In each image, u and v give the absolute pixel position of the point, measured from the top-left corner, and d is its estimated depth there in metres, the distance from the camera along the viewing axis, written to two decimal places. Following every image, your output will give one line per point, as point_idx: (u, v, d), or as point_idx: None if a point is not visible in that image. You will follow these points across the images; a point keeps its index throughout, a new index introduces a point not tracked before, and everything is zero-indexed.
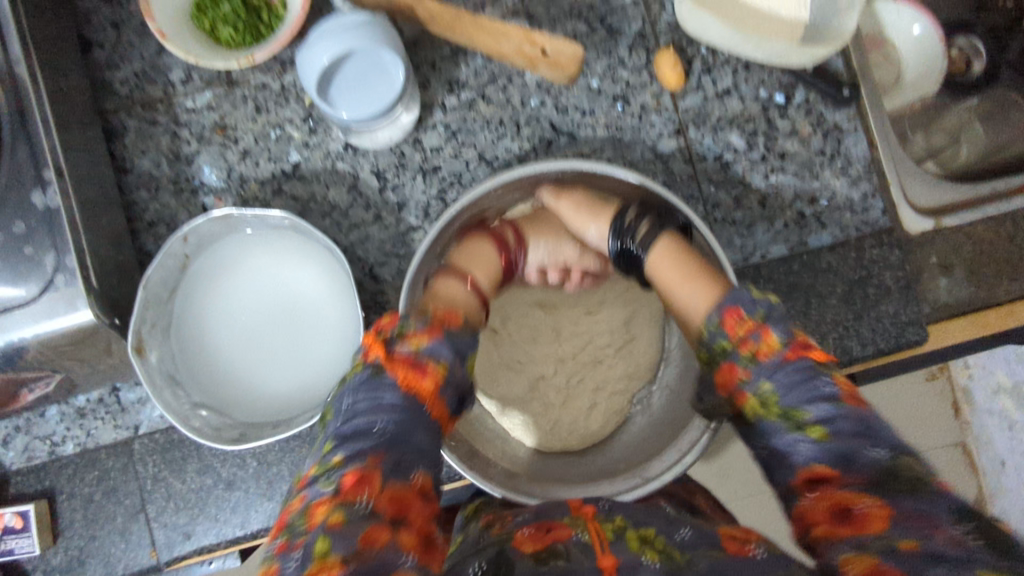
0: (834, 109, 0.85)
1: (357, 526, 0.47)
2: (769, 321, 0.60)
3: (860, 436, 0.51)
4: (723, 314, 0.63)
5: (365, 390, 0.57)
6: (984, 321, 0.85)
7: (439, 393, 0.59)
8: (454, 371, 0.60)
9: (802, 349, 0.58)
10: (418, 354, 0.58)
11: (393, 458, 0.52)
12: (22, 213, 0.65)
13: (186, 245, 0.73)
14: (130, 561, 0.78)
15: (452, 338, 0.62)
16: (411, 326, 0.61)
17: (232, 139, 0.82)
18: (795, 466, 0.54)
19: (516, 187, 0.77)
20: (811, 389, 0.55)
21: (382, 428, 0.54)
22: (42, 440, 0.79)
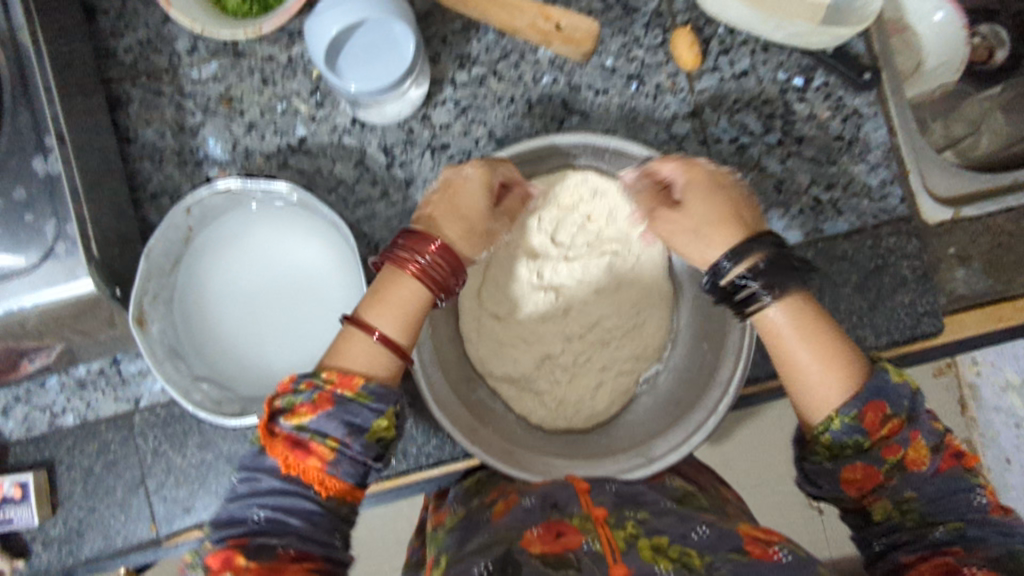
0: (854, 94, 0.83)
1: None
2: (918, 423, 0.57)
3: (998, 531, 0.54)
4: (862, 407, 0.57)
5: (252, 473, 0.55)
6: (999, 315, 0.83)
7: (330, 468, 0.54)
8: (345, 443, 0.55)
9: (950, 459, 0.58)
10: (300, 432, 0.54)
11: (258, 543, 0.52)
12: (24, 180, 0.64)
13: (190, 216, 0.72)
14: (129, 534, 0.78)
15: (341, 404, 0.56)
16: (298, 397, 0.56)
17: (238, 111, 0.80)
18: (925, 551, 0.55)
19: (526, 162, 0.76)
20: (963, 501, 0.56)
21: (255, 517, 0.53)
22: (42, 410, 0.79)
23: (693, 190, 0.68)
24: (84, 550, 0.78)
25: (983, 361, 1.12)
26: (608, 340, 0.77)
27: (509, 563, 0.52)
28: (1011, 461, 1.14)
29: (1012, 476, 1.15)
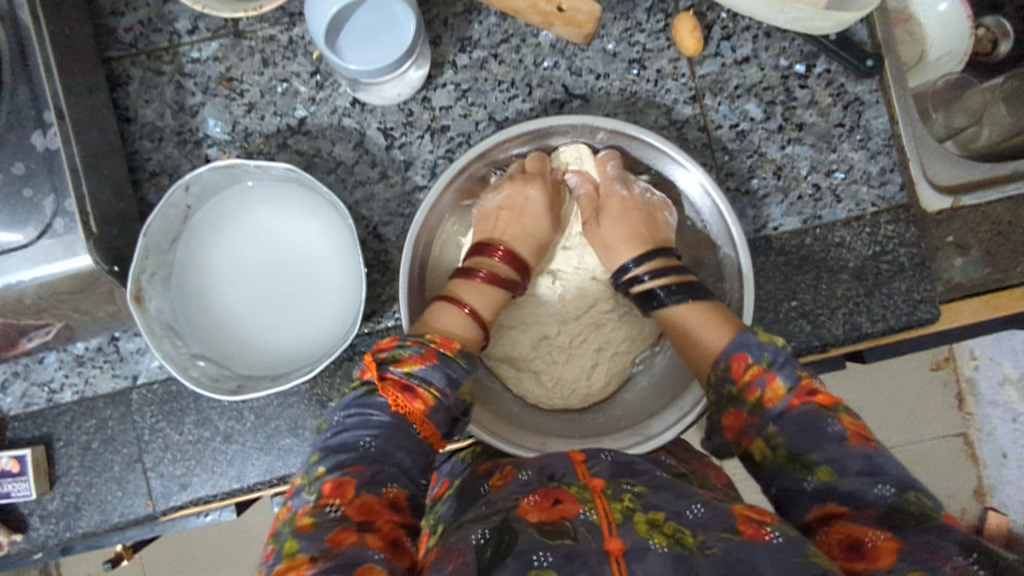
0: (855, 82, 0.83)
1: (328, 527, 0.48)
2: (776, 366, 0.59)
3: (863, 476, 0.51)
4: (730, 359, 0.62)
5: (358, 410, 0.57)
6: (995, 304, 0.83)
7: (429, 415, 0.59)
8: (445, 395, 0.60)
9: (807, 396, 0.57)
10: (410, 378, 0.58)
11: (373, 472, 0.54)
12: (23, 155, 0.64)
13: (188, 194, 0.72)
14: (126, 509, 0.78)
15: (446, 361, 0.61)
16: (404, 350, 0.60)
17: (238, 91, 0.80)
18: (808, 499, 0.54)
19: (526, 142, 0.76)
20: (817, 433, 0.55)
21: (367, 444, 0.55)
22: (41, 386, 0.79)
23: (630, 206, 0.75)
24: (81, 525, 0.78)
25: (981, 355, 1.14)
26: (603, 320, 0.77)
27: (505, 530, 0.51)
28: (1007, 456, 1.13)
29: (1006, 471, 1.14)
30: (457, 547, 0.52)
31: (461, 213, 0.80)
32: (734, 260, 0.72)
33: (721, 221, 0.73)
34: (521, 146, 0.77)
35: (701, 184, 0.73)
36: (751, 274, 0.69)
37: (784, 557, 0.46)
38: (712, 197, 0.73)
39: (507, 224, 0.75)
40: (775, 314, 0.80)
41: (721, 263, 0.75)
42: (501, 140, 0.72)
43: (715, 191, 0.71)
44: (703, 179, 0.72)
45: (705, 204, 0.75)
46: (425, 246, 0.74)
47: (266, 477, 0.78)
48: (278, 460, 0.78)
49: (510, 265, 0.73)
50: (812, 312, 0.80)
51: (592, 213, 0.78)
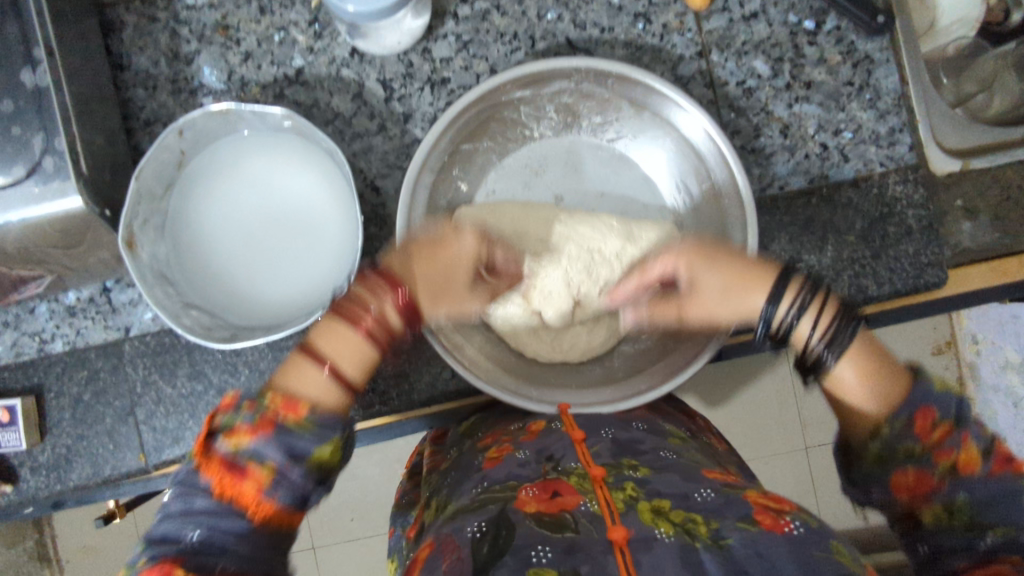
0: (866, 39, 0.81)
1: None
2: (969, 427, 0.52)
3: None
4: (914, 412, 0.54)
5: (180, 494, 0.48)
6: (1004, 270, 0.81)
7: (267, 495, 0.49)
8: (285, 469, 0.49)
9: (1004, 464, 0.51)
10: (236, 455, 0.49)
11: (201, 557, 0.46)
12: (12, 91, 0.63)
13: (182, 139, 0.70)
14: (118, 462, 0.77)
15: (286, 429, 0.50)
16: (239, 417, 0.50)
17: (234, 40, 0.78)
18: (968, 552, 0.49)
19: (528, 85, 0.74)
20: (1013, 509, 0.50)
21: (191, 534, 0.47)
22: (32, 336, 0.78)
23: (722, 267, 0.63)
24: (72, 477, 0.77)
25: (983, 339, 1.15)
26: None
27: (502, 525, 0.50)
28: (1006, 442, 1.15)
29: None
30: (452, 539, 0.50)
31: (460, 158, 0.78)
32: (738, 208, 0.72)
33: (726, 169, 0.72)
34: (524, 92, 0.75)
35: (705, 129, 0.72)
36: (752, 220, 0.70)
37: (805, 550, 0.45)
38: (715, 142, 0.72)
39: (427, 254, 0.64)
40: None
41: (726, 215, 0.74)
42: (497, 85, 0.70)
43: (719, 137, 0.70)
44: (706, 123, 0.71)
45: (708, 149, 0.73)
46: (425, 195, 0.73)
47: None
48: None
49: (398, 312, 0.58)
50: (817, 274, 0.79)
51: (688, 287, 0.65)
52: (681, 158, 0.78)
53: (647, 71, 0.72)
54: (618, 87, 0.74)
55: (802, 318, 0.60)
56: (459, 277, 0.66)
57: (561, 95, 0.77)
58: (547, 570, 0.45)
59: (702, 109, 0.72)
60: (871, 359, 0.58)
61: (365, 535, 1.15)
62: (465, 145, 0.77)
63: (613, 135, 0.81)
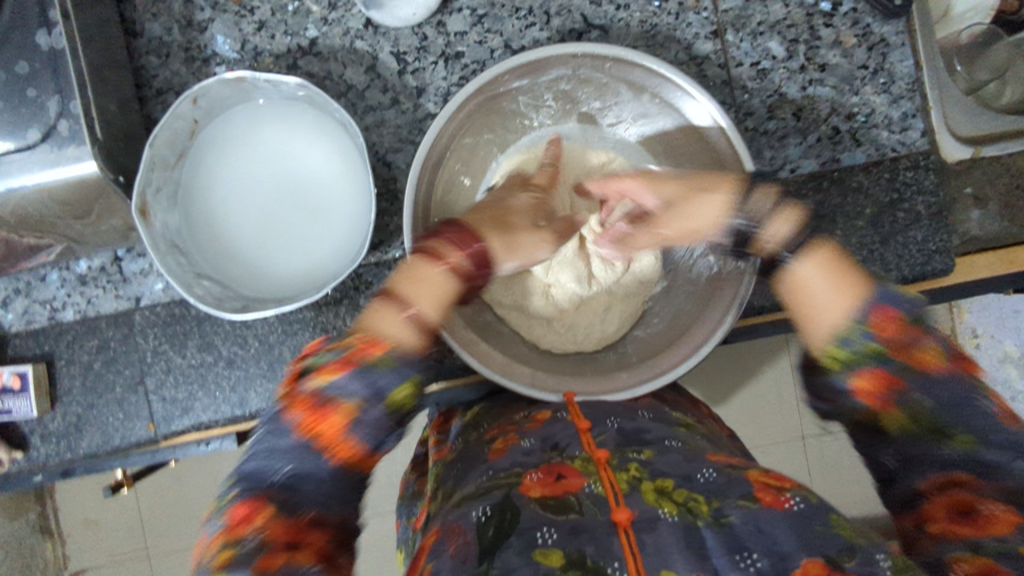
0: (882, 22, 0.80)
1: (245, 560, 0.40)
2: (927, 328, 0.48)
3: (1013, 450, 0.43)
4: (869, 313, 0.48)
5: (269, 424, 0.45)
6: (1010, 258, 0.82)
7: (348, 432, 0.45)
8: (369, 406, 0.45)
9: (965, 366, 0.47)
10: (325, 392, 0.45)
11: (295, 494, 0.44)
12: (28, 54, 0.63)
13: (196, 108, 0.70)
14: (127, 432, 0.78)
15: (369, 366, 0.45)
16: (323, 355, 0.47)
17: (248, 8, 0.78)
18: (925, 465, 0.46)
19: (524, 75, 0.73)
20: (966, 407, 0.45)
21: (280, 471, 0.44)
22: (43, 304, 0.79)
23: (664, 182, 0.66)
24: (82, 445, 0.78)
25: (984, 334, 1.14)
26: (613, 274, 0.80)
27: (507, 509, 0.50)
28: None
29: None
30: (458, 524, 0.50)
31: (462, 152, 0.77)
32: None
33: (730, 152, 0.71)
34: (519, 81, 0.74)
35: (711, 115, 0.71)
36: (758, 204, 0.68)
37: (806, 525, 0.46)
38: (723, 126, 0.70)
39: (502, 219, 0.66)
40: None
41: None
42: (501, 72, 0.69)
43: (726, 121, 0.69)
44: (714, 110, 0.70)
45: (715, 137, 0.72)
46: (428, 188, 0.73)
47: (268, 404, 0.78)
48: None
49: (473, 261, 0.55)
50: None
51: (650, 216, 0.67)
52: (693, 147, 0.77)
53: (649, 56, 0.71)
54: (616, 70, 0.73)
55: (761, 226, 0.56)
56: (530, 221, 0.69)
57: (558, 82, 0.77)
58: (552, 553, 0.46)
59: (712, 97, 0.70)
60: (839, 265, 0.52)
61: None
62: (465, 138, 0.76)
63: (613, 119, 0.82)
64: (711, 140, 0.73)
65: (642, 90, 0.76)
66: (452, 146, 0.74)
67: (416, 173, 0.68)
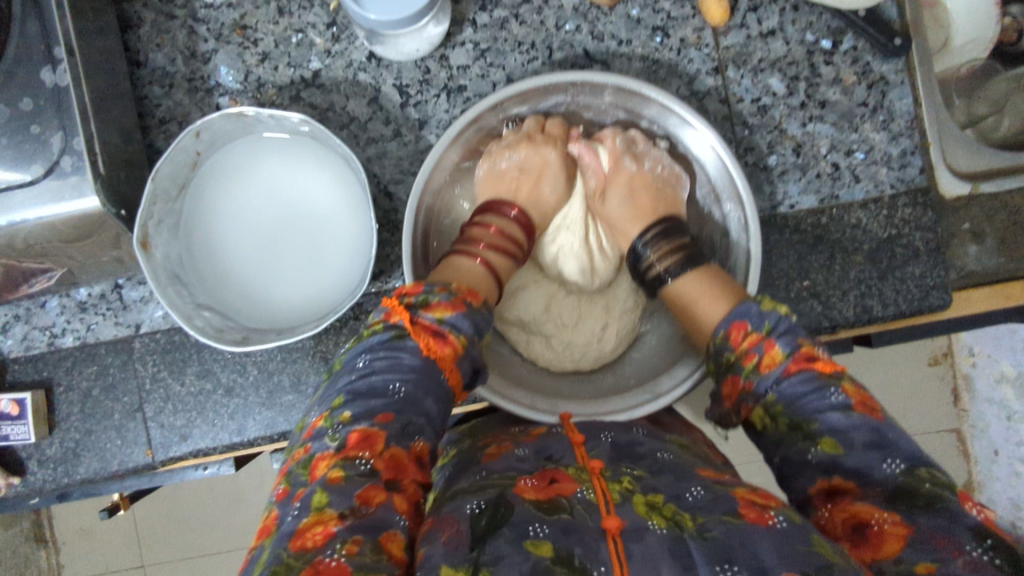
0: (881, 60, 0.81)
1: (358, 480, 0.46)
2: (775, 334, 0.59)
3: (872, 450, 0.50)
4: (729, 327, 0.62)
5: (384, 353, 0.53)
6: (1010, 294, 0.82)
7: (457, 363, 0.56)
8: (470, 345, 0.57)
9: (806, 361, 0.56)
10: (440, 324, 0.56)
11: (403, 421, 0.51)
12: (32, 90, 0.63)
13: (198, 140, 0.70)
14: (125, 458, 0.78)
15: (473, 311, 0.59)
16: (435, 295, 0.58)
17: (252, 40, 0.78)
18: (812, 471, 0.52)
19: (525, 101, 0.75)
20: (818, 401, 0.54)
21: (395, 389, 0.52)
22: (42, 330, 0.79)
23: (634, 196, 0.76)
24: (80, 471, 0.78)
25: (978, 352, 1.17)
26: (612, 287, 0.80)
27: (501, 504, 0.50)
28: (999, 454, 1.16)
29: (999, 467, 1.16)
30: (451, 516, 0.50)
31: (462, 174, 0.79)
32: (737, 218, 0.72)
33: (727, 183, 0.72)
34: (520, 107, 0.76)
35: (711, 146, 0.72)
36: (757, 229, 0.69)
37: (789, 542, 0.45)
38: (723, 161, 0.71)
39: (518, 181, 0.76)
40: (787, 292, 0.79)
41: (728, 222, 0.74)
42: (500, 99, 0.70)
43: (726, 153, 0.70)
44: (713, 140, 0.71)
45: (715, 168, 0.73)
46: (427, 212, 0.73)
47: (266, 432, 0.78)
48: (279, 416, 0.78)
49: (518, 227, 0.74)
50: (824, 293, 0.79)
51: (599, 185, 0.79)
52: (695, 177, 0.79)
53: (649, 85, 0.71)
54: (615, 96, 0.74)
55: (653, 250, 0.73)
56: (553, 193, 0.78)
57: (556, 106, 0.79)
58: (543, 543, 0.45)
59: (711, 127, 0.71)
60: (711, 280, 0.67)
61: None
62: (464, 162, 0.78)
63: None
64: (711, 172, 0.75)
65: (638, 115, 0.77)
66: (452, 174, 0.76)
67: (415, 203, 0.69)
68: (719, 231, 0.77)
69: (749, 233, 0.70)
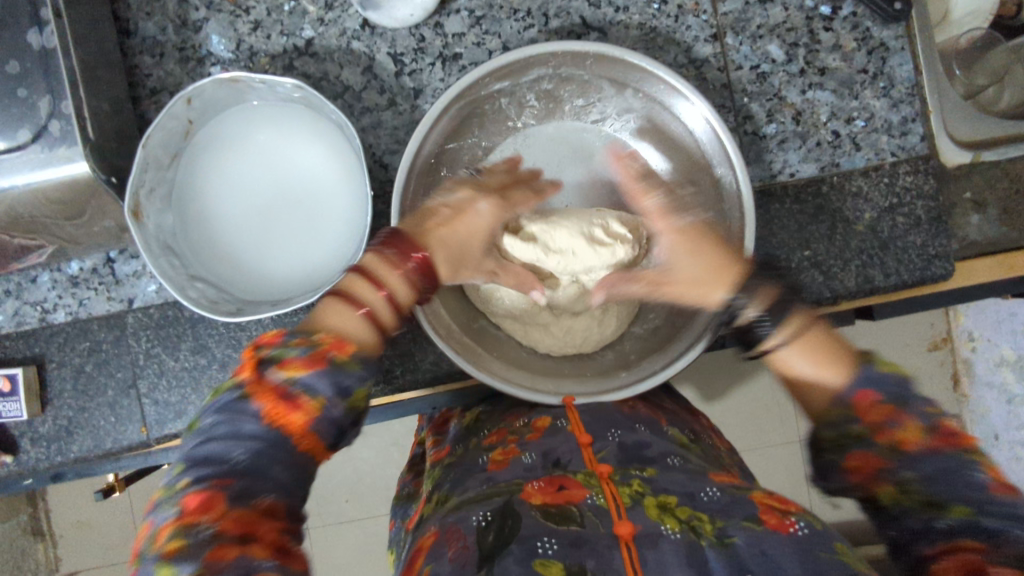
0: (881, 26, 0.80)
1: (197, 550, 0.40)
2: (910, 405, 0.51)
3: (1009, 518, 0.45)
4: (855, 397, 0.53)
5: (227, 414, 0.46)
6: (1011, 264, 0.80)
7: (311, 430, 0.48)
8: (331, 405, 0.49)
9: (948, 438, 0.50)
10: (290, 385, 0.47)
11: (242, 486, 0.44)
12: (19, 54, 0.62)
13: (190, 108, 0.69)
14: (120, 435, 0.77)
15: (338, 369, 0.49)
16: (289, 350, 0.49)
17: (243, 8, 0.77)
18: (933, 536, 0.47)
19: (507, 75, 0.72)
20: (959, 479, 0.48)
21: (237, 458, 0.45)
22: (33, 306, 0.78)
23: (692, 231, 0.69)
24: (74, 449, 0.77)
25: (979, 336, 1.15)
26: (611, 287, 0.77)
27: (509, 514, 0.49)
28: (999, 437, 1.15)
29: (999, 451, 1.16)
30: (457, 528, 0.49)
31: (448, 159, 0.77)
32: (731, 183, 0.70)
33: (722, 152, 0.70)
34: (502, 83, 0.73)
35: (705, 117, 0.70)
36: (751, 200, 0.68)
37: (810, 549, 0.45)
38: (715, 130, 0.70)
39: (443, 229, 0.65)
40: (787, 263, 0.79)
41: (721, 188, 0.72)
42: (480, 75, 0.68)
43: (719, 124, 0.68)
44: (706, 112, 0.69)
45: (707, 139, 0.72)
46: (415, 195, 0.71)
47: None
48: None
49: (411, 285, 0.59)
50: (825, 264, 0.78)
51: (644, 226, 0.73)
52: (680, 144, 0.76)
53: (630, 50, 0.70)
54: (598, 67, 0.72)
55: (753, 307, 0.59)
56: (475, 245, 0.68)
57: (541, 82, 0.75)
58: (552, 563, 0.44)
59: (705, 99, 0.69)
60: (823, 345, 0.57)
61: (359, 517, 1.15)
62: (449, 143, 0.75)
63: (597, 117, 0.80)
64: (702, 141, 0.73)
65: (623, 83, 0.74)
66: (440, 157, 0.75)
67: (400, 181, 0.67)
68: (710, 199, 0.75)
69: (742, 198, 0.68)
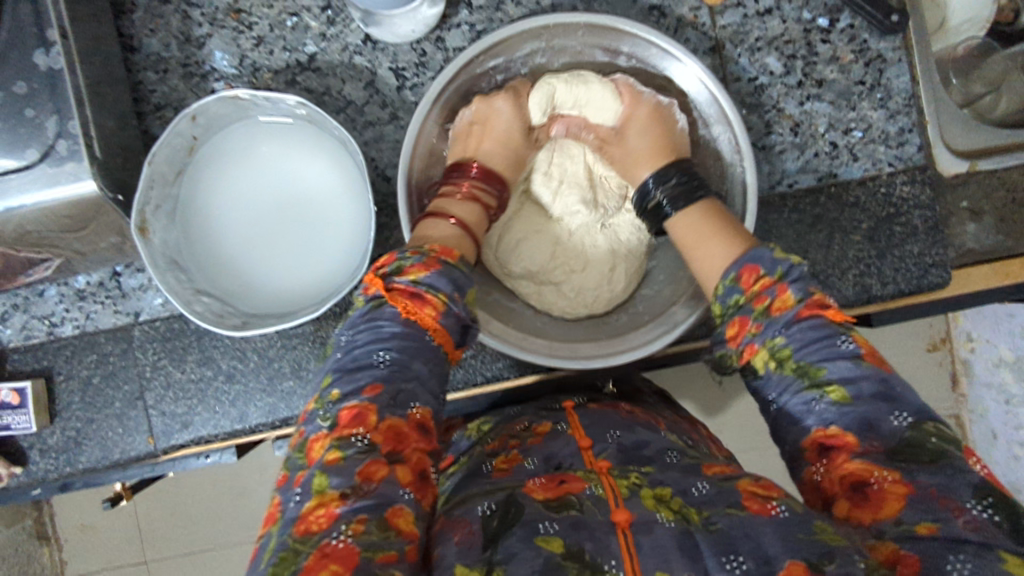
0: (878, 38, 0.81)
1: (353, 456, 0.45)
2: (788, 279, 0.56)
3: (878, 399, 0.49)
4: (739, 270, 0.59)
5: (365, 326, 0.52)
6: (1006, 271, 0.82)
7: (440, 320, 0.53)
8: (453, 299, 0.55)
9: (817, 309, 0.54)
10: (415, 285, 0.53)
11: (392, 392, 0.49)
12: (25, 74, 0.63)
13: (195, 124, 0.70)
14: (127, 445, 0.78)
15: (450, 269, 0.56)
16: (406, 260, 0.55)
17: (246, 24, 0.78)
18: (811, 422, 0.51)
19: (500, 53, 0.73)
20: (830, 348, 0.52)
21: (381, 361, 0.50)
22: (41, 319, 0.79)
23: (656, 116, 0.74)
24: (82, 460, 0.78)
25: (977, 337, 1.16)
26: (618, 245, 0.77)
27: (512, 503, 0.50)
28: (997, 437, 1.15)
29: (997, 450, 1.16)
30: (462, 518, 0.50)
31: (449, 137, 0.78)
32: (730, 137, 0.72)
33: (719, 112, 0.72)
34: (496, 61, 0.74)
35: (698, 77, 0.71)
36: (749, 146, 0.69)
37: (791, 531, 0.44)
38: (710, 89, 0.71)
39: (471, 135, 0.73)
40: None
41: (721, 146, 0.74)
42: (476, 55, 0.69)
43: (713, 82, 0.70)
44: (700, 72, 0.71)
45: (703, 99, 0.73)
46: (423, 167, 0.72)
47: (268, 418, 0.78)
48: (280, 402, 0.78)
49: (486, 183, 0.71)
50: (823, 272, 0.79)
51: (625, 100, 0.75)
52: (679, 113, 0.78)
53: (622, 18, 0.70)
54: (591, 36, 0.73)
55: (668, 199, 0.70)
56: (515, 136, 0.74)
57: (534, 57, 0.76)
58: (554, 539, 0.46)
59: (697, 60, 0.71)
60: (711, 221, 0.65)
61: None
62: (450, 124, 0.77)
63: None
64: (698, 103, 0.74)
65: (615, 53, 0.76)
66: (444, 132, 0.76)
67: (409, 147, 0.68)
68: (714, 158, 0.76)
69: (741, 146, 0.70)
